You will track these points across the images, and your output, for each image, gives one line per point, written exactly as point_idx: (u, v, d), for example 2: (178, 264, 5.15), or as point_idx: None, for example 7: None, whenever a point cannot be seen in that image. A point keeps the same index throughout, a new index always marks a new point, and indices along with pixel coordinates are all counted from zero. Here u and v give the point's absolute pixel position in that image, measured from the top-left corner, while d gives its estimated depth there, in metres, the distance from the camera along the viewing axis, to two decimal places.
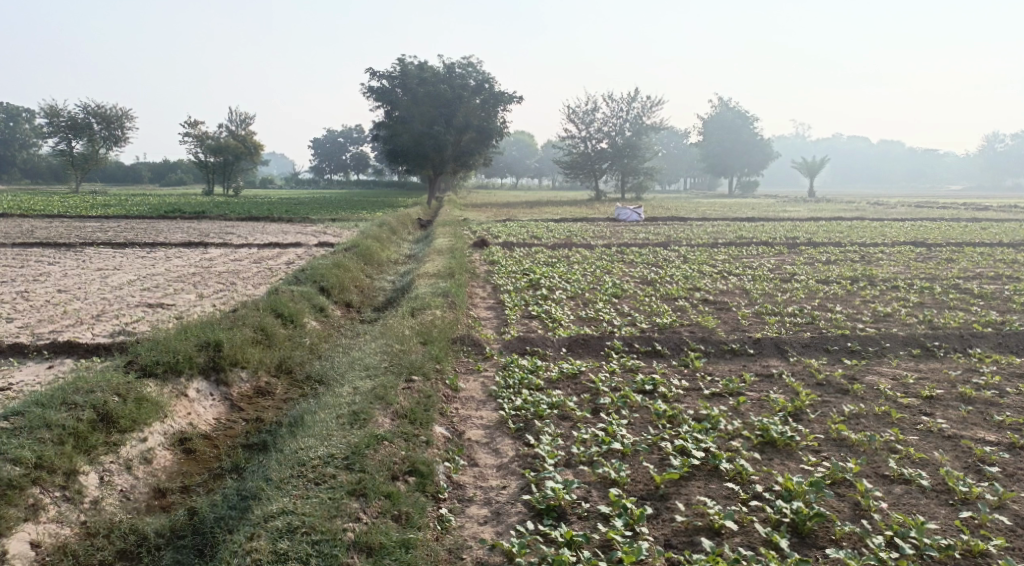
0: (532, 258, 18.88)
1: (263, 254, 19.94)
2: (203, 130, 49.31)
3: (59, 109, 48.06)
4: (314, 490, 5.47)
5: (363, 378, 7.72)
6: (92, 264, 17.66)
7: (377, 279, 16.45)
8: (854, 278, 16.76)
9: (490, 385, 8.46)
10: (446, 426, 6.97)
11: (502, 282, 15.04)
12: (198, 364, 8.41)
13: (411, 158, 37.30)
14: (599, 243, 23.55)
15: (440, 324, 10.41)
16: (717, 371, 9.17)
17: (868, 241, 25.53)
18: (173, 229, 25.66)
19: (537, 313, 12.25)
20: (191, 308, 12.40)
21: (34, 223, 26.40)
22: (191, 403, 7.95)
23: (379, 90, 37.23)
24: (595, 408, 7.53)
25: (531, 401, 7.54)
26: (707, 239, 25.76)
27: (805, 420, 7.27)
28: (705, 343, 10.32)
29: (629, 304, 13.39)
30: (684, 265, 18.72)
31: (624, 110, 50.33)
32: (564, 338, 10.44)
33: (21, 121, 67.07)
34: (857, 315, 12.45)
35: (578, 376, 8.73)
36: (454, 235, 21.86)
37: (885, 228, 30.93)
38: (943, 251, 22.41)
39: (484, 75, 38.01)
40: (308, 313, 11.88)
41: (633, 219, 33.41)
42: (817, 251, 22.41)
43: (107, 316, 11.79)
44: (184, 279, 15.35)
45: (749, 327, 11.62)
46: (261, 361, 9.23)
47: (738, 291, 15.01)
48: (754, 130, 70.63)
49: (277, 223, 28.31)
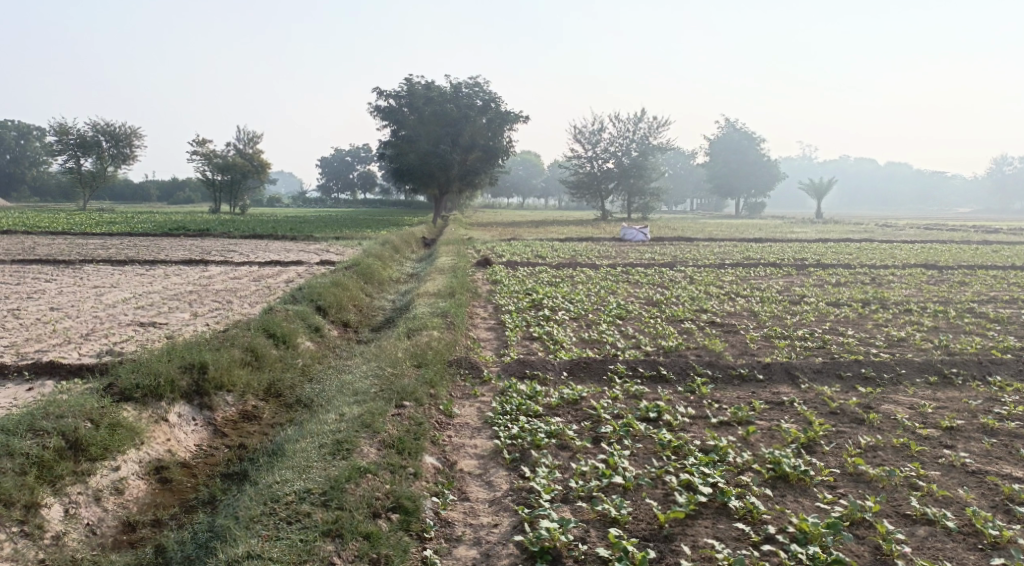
0: (535, 278, 18.50)
1: (263, 273, 19.61)
2: (210, 149, 49.21)
3: (68, 127, 48.07)
4: (286, 530, 5.11)
5: (351, 404, 7.33)
6: (89, 282, 17.34)
7: (376, 299, 16.10)
8: (865, 301, 16.34)
9: (486, 410, 8.05)
10: (437, 456, 6.57)
11: (504, 302, 14.68)
12: (181, 387, 8.04)
13: (416, 177, 37.04)
14: (604, 263, 23.18)
15: (437, 346, 10.02)
16: (725, 398, 8.75)
17: (878, 263, 25.10)
18: (174, 247, 25.38)
19: (538, 335, 11.86)
20: (183, 328, 12.03)
21: (35, 240, 26.15)
22: (171, 428, 7.58)
23: (385, 109, 37.10)
24: (596, 437, 7.12)
25: (528, 428, 7.13)
26: (714, 260, 25.36)
27: (818, 451, 6.86)
28: (712, 368, 9.90)
29: (633, 326, 12.98)
30: (691, 286, 18.32)
31: (630, 130, 50.13)
32: (565, 361, 10.04)
33: (32, 139, 67.36)
34: (871, 340, 12.02)
35: (578, 402, 8.32)
36: (457, 254, 21.51)
37: (895, 250, 30.47)
38: (955, 274, 21.96)
39: (491, 95, 37.86)
40: (302, 333, 11.50)
41: (639, 239, 33.04)
42: (826, 273, 22.00)
43: (97, 335, 11.43)
44: (180, 298, 15.00)
45: (757, 351, 11.21)
46: (249, 384, 8.85)
47: (746, 313, 14.61)
48: (761, 150, 70.36)
49: (280, 241, 28.00)
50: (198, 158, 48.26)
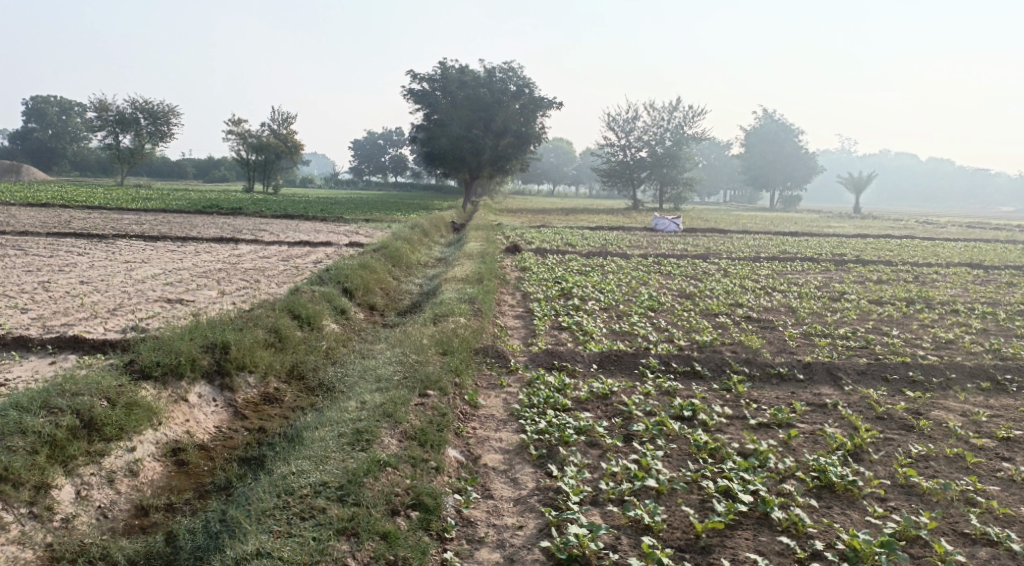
0: (566, 266, 18.13)
1: (292, 253, 19.46)
2: (246, 128, 49.28)
3: (108, 103, 48.46)
4: (298, 526, 4.86)
5: (373, 391, 7.04)
6: (120, 257, 17.28)
7: (404, 282, 15.86)
8: (908, 300, 15.78)
9: (512, 402, 7.74)
10: (460, 449, 6.28)
11: (533, 289, 14.36)
12: (202, 367, 7.81)
13: (448, 161, 36.75)
14: (635, 253, 22.75)
15: (464, 333, 9.72)
16: (763, 398, 8.35)
17: (919, 261, 24.37)
18: (206, 224, 25.35)
19: (568, 325, 11.51)
20: (208, 306, 11.85)
21: (71, 213, 26.27)
22: (190, 408, 7.36)
23: (418, 93, 36.85)
24: (627, 435, 6.78)
25: (557, 423, 6.81)
26: (749, 253, 24.82)
27: (865, 460, 6.48)
28: (749, 366, 9.50)
29: (667, 319, 12.58)
30: (725, 279, 17.86)
31: (665, 119, 49.41)
32: (595, 353, 9.69)
33: (73, 114, 68.23)
34: (916, 341, 11.54)
35: (609, 397, 7.98)
36: (486, 240, 21.20)
37: (936, 248, 29.65)
38: (1001, 275, 21.24)
39: (525, 80, 37.42)
40: (327, 315, 11.27)
41: (671, 230, 32.51)
42: (865, 269, 21.38)
43: (123, 311, 11.28)
44: (208, 276, 14.85)
45: (796, 349, 10.77)
46: (271, 366, 8.61)
47: (784, 309, 14.14)
48: (798, 142, 69.12)
49: (311, 222, 27.90)
50: (234, 137, 48.39)
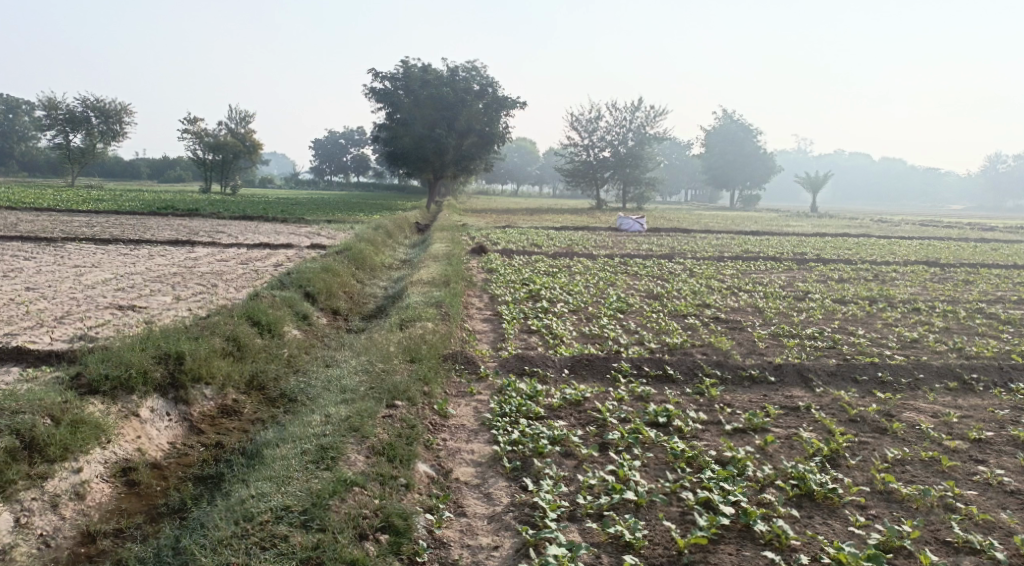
0: (532, 267, 17.95)
1: (251, 256, 19.00)
2: (202, 127, 48.28)
3: (58, 102, 47.11)
4: (259, 557, 4.61)
5: (337, 403, 6.75)
6: (70, 261, 16.69)
7: (368, 285, 15.53)
8: (872, 298, 15.88)
9: (483, 411, 7.51)
10: (430, 464, 6.04)
11: (500, 292, 14.15)
12: (155, 380, 7.47)
13: (411, 161, 36.35)
14: (601, 253, 22.67)
15: (431, 338, 9.45)
16: (736, 402, 8.23)
17: (879, 259, 24.64)
18: (162, 226, 24.69)
19: (537, 328, 11.31)
20: (163, 313, 11.43)
21: (19, 216, 25.41)
22: (142, 424, 7.01)
23: (380, 92, 36.33)
24: (602, 444, 6.59)
25: (529, 433, 6.59)
26: (713, 252, 24.88)
27: (842, 466, 6.36)
28: (721, 368, 9.38)
29: (635, 321, 12.45)
30: (691, 279, 17.83)
31: (627, 119, 49.50)
32: (566, 357, 9.50)
33: (20, 113, 66.21)
34: (882, 341, 11.55)
35: (582, 404, 7.79)
36: (451, 241, 20.93)
37: (894, 246, 30.05)
38: (958, 272, 21.55)
39: (488, 80, 37.14)
40: (289, 321, 10.94)
41: (635, 229, 32.54)
42: (828, 268, 21.53)
43: (72, 319, 10.81)
44: (162, 280, 14.36)
45: (766, 350, 10.70)
46: (230, 377, 8.27)
47: (751, 309, 14.11)
48: (757, 142, 69.87)
49: (271, 223, 27.37)
50: (190, 137, 47.38)
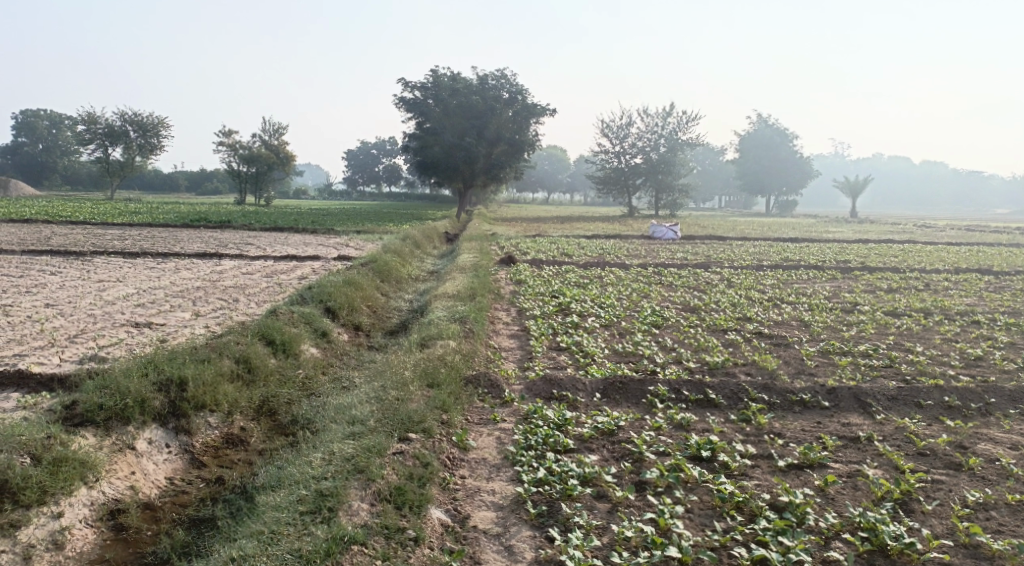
0: (563, 278, 17.27)
1: (276, 268, 18.57)
2: (236, 139, 48.33)
3: (97, 116, 47.51)
4: None
5: (345, 439, 6.13)
6: (94, 275, 16.36)
7: (393, 298, 14.96)
8: (925, 310, 14.94)
9: (507, 444, 6.81)
10: (446, 508, 5.42)
11: (529, 305, 13.48)
12: (153, 409, 6.89)
13: (441, 171, 35.88)
14: (634, 262, 21.92)
15: (453, 359, 8.79)
16: (788, 431, 7.44)
17: (927, 267, 23.57)
18: (191, 238, 24.40)
19: (567, 345, 10.60)
20: (178, 330, 10.92)
21: (52, 229, 25.40)
22: (137, 458, 6.45)
23: (410, 102, 35.99)
24: (640, 484, 5.88)
25: (557, 471, 5.91)
26: (751, 261, 23.99)
27: (917, 511, 5.59)
28: (768, 392, 8.57)
29: (672, 337, 11.69)
30: (730, 290, 17.00)
31: (659, 125, 48.63)
32: (598, 380, 8.76)
33: (63, 128, 66.79)
34: (943, 359, 10.68)
35: (616, 434, 7.06)
36: (479, 251, 20.34)
37: (941, 252, 28.85)
38: (1013, 281, 20.45)
39: (518, 87, 36.58)
40: (306, 339, 10.36)
41: (670, 237, 31.70)
42: (873, 277, 20.56)
43: (83, 337, 10.32)
44: (183, 295, 13.91)
45: (816, 370, 9.87)
46: (237, 402, 7.67)
47: (795, 322, 13.28)
48: (793, 147, 68.45)
49: (300, 234, 27.06)
50: (224, 149, 47.45)
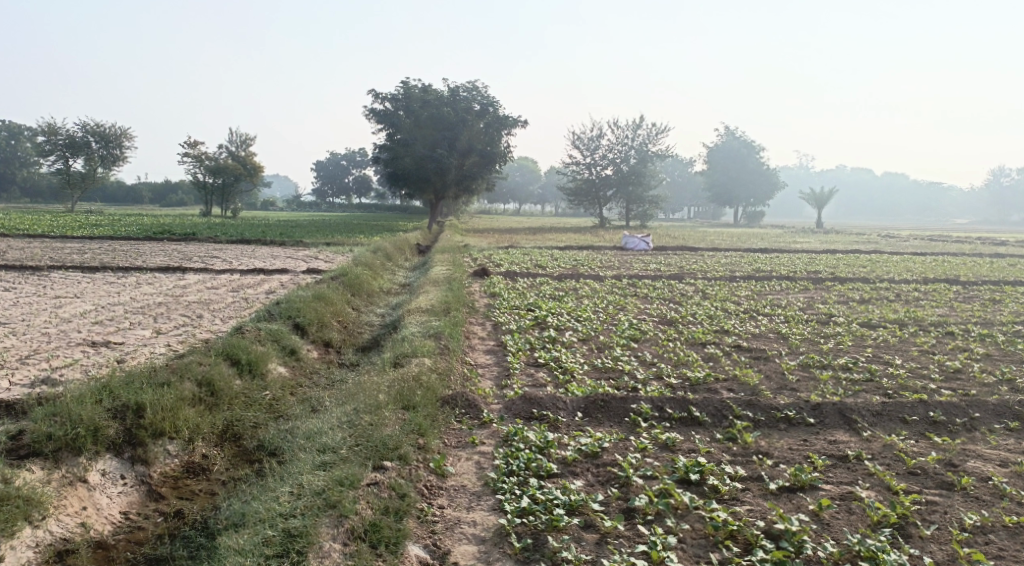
0: (537, 291, 17.00)
1: (243, 282, 18.10)
2: (202, 150, 47.52)
3: (57, 127, 46.49)
4: None
5: (314, 471, 5.85)
6: (52, 291, 15.80)
7: (364, 312, 14.58)
8: (900, 321, 14.88)
9: (487, 468, 6.51)
10: (424, 545, 5.20)
11: (504, 319, 13.20)
12: (107, 439, 6.57)
13: (412, 182, 35.51)
14: (608, 274, 21.72)
15: (429, 378, 8.45)
16: (775, 450, 7.22)
17: (897, 277, 23.66)
18: (155, 252, 23.78)
19: (545, 361, 10.32)
20: (139, 349, 10.49)
21: (10, 243, 24.62)
22: (90, 491, 6.14)
23: (380, 113, 35.62)
24: (627, 512, 5.65)
25: (541, 500, 5.67)
26: (724, 272, 23.90)
27: (914, 537, 5.41)
28: (752, 409, 8.35)
29: (651, 351, 11.47)
30: (706, 302, 16.86)
31: (629, 137, 48.70)
32: (578, 398, 8.48)
33: (23, 139, 65.18)
34: (924, 372, 10.55)
35: (600, 456, 6.79)
36: (452, 263, 20.02)
37: (908, 263, 29.06)
38: (983, 291, 20.57)
39: (489, 99, 36.35)
40: (274, 358, 9.98)
41: (642, 248, 31.61)
42: (846, 287, 20.53)
43: (38, 358, 9.86)
44: (145, 312, 13.43)
45: (798, 385, 9.69)
46: (199, 428, 7.27)
47: (773, 335, 13.13)
48: (761, 158, 69.02)
49: (268, 247, 26.49)
50: (189, 160, 46.64)
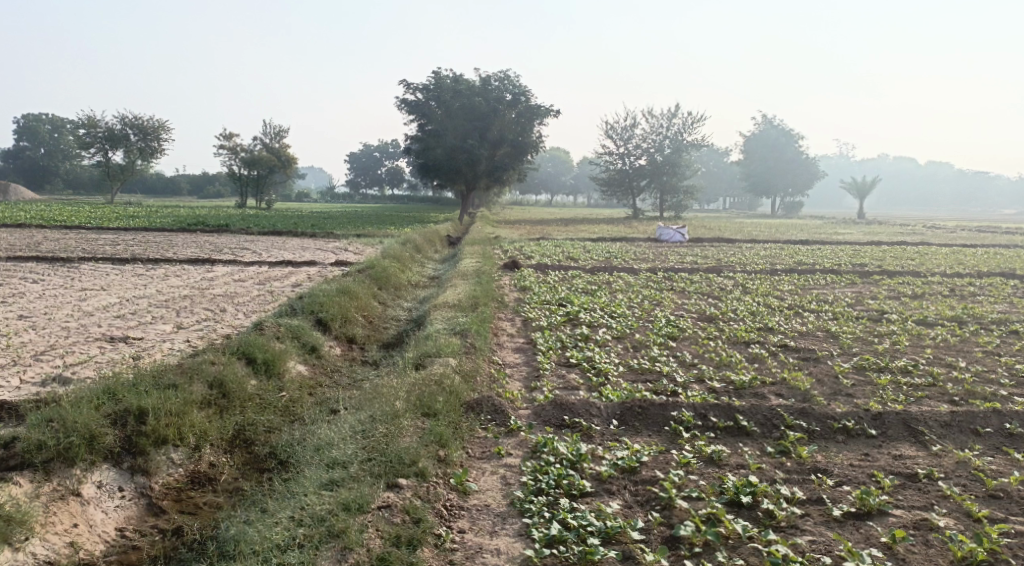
0: (570, 284, 16.34)
1: (270, 274, 17.67)
2: (237, 142, 47.38)
3: (97, 119, 46.68)
4: None
5: (321, 496, 5.32)
6: (78, 283, 15.47)
7: (390, 306, 14.03)
8: (958, 319, 13.95)
9: (514, 484, 5.89)
10: None
11: (535, 314, 12.56)
12: (105, 447, 6.08)
13: (443, 173, 34.96)
14: (643, 267, 20.98)
15: (452, 380, 7.83)
16: (834, 467, 6.49)
17: (947, 270, 22.57)
18: (186, 243, 23.50)
19: (578, 361, 9.66)
20: (156, 345, 10.01)
21: (44, 234, 24.50)
22: (83, 506, 5.68)
23: (411, 103, 35.11)
24: (672, 541, 5.07)
25: (574, 526, 5.12)
26: (764, 265, 23.02)
27: None
28: (805, 418, 7.60)
29: (692, 351, 10.74)
30: (747, 296, 16.05)
31: (664, 126, 47.69)
32: (614, 404, 7.80)
33: (65, 132, 65.82)
34: (992, 376, 9.70)
35: (639, 472, 6.12)
36: (482, 255, 19.41)
37: (959, 255, 27.86)
38: None
39: (522, 88, 35.64)
40: (293, 355, 9.43)
41: (677, 240, 30.75)
42: (894, 282, 19.56)
43: (51, 352, 9.41)
44: (168, 305, 12.98)
45: (854, 390, 8.92)
46: (207, 433, 6.74)
47: (822, 333, 12.31)
48: (799, 148, 67.45)
49: (299, 238, 26.11)
50: (225, 151, 46.52)
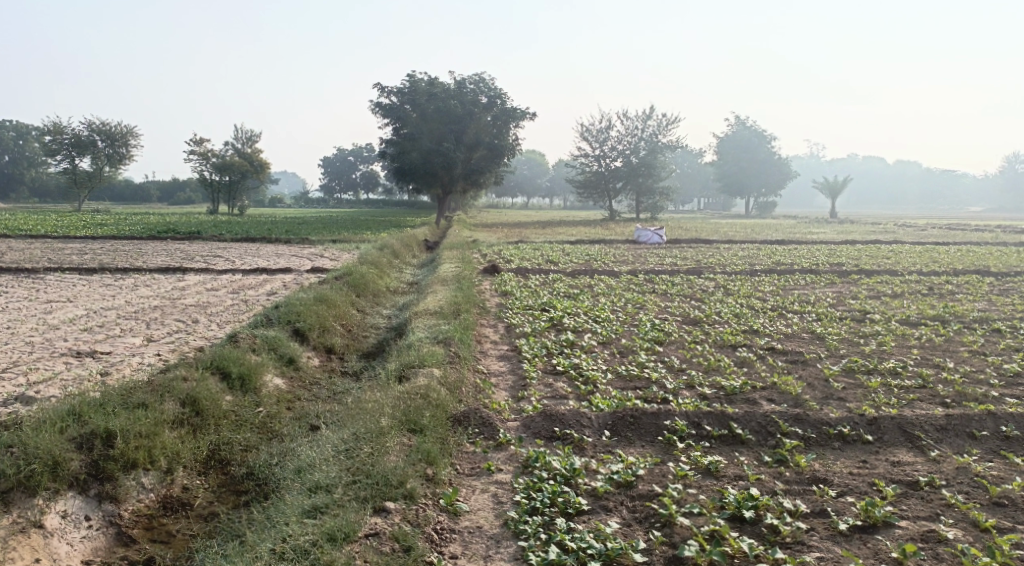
0: (551, 289, 16.12)
1: (244, 283, 17.26)
2: (208, 147, 46.63)
3: (63, 126, 45.74)
4: None
5: (302, 525, 5.04)
6: (44, 294, 14.98)
7: (368, 314, 13.70)
8: (941, 318, 13.90)
9: (506, 503, 5.64)
10: None
11: (517, 320, 12.32)
12: (70, 473, 5.75)
13: (419, 177, 34.58)
14: (623, 269, 20.81)
15: (437, 392, 7.55)
16: (834, 475, 6.30)
17: (924, 269, 22.62)
18: (157, 252, 22.98)
19: (564, 369, 9.41)
20: (126, 359, 9.63)
21: (9, 244, 23.84)
22: (47, 539, 5.35)
23: (386, 106, 34.73)
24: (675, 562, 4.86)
25: (573, 549, 4.89)
26: (743, 266, 22.94)
27: None
28: (800, 424, 7.42)
29: (679, 355, 10.55)
30: (730, 298, 15.91)
31: (639, 128, 47.66)
32: (605, 414, 7.56)
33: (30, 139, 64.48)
34: (982, 377, 9.59)
35: (635, 486, 5.89)
36: (461, 260, 19.13)
37: (934, 253, 28.03)
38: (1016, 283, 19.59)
39: (497, 91, 35.41)
40: (269, 368, 9.10)
41: (655, 241, 30.66)
42: (873, 281, 19.56)
43: (14, 369, 9.00)
44: (137, 317, 12.56)
45: (846, 394, 8.76)
46: (180, 455, 6.42)
47: (808, 335, 12.17)
48: (771, 148, 67.84)
49: (273, 245, 25.66)
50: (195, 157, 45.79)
